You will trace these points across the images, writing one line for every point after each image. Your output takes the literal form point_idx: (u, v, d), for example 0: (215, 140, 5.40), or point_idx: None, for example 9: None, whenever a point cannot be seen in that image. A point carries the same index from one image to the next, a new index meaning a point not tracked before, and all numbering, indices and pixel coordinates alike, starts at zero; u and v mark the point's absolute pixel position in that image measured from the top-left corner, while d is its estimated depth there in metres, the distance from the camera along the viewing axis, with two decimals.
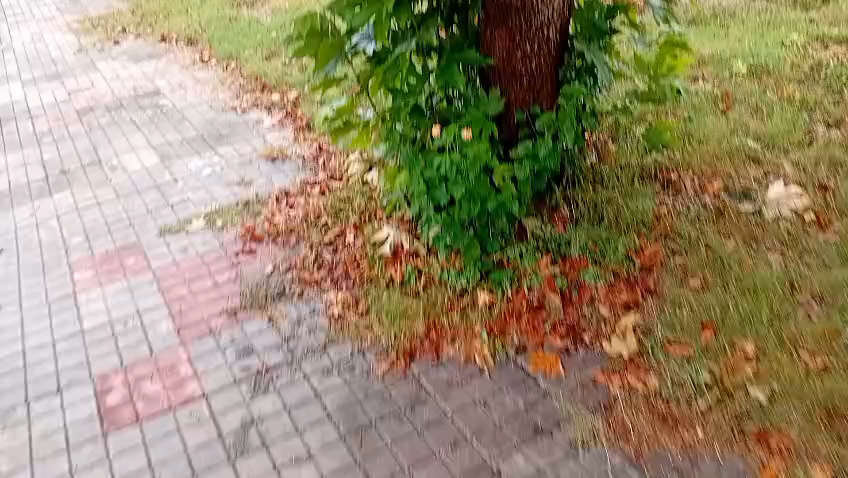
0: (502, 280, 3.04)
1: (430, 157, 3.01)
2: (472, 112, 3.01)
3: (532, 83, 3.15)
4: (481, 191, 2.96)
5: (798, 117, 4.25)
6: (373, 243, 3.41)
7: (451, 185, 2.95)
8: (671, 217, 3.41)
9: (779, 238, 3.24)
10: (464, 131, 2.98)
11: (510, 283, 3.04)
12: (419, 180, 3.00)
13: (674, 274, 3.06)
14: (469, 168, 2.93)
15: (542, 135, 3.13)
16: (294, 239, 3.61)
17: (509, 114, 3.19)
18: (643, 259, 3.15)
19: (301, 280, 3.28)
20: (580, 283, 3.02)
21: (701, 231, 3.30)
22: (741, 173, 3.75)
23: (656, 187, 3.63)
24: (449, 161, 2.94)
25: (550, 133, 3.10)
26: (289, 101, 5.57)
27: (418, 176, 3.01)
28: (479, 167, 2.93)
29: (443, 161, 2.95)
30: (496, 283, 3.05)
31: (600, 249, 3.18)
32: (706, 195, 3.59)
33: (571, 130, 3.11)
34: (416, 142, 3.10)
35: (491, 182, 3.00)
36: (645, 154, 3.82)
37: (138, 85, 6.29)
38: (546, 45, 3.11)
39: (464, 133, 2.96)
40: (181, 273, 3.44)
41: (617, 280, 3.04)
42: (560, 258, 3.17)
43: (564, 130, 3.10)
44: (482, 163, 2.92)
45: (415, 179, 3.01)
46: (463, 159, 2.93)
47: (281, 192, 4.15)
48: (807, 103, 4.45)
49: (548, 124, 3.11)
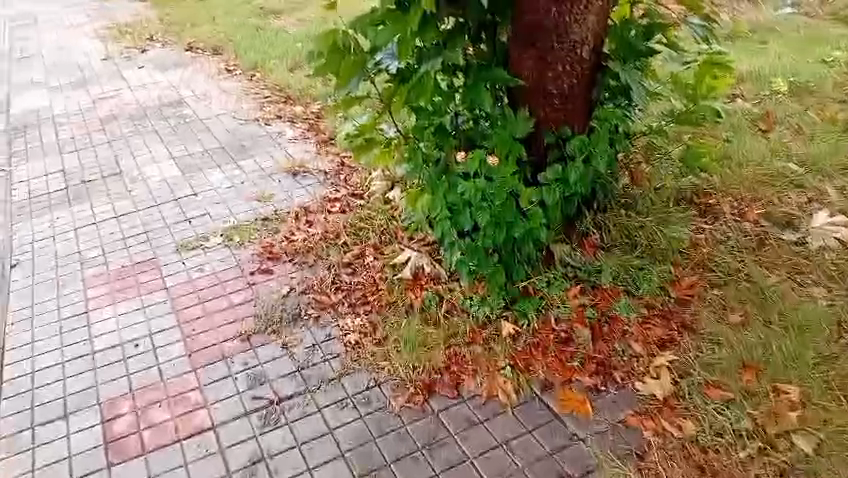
0: (528, 310, 2.90)
1: (455, 180, 2.90)
2: (500, 135, 2.87)
3: (564, 105, 3.02)
4: (505, 217, 2.85)
5: (842, 140, 4.06)
6: (393, 266, 3.29)
7: (474, 210, 2.85)
8: (709, 246, 3.25)
9: (825, 271, 3.05)
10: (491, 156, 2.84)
11: (536, 313, 2.89)
12: (441, 202, 2.93)
13: (712, 308, 2.89)
14: (494, 194, 2.82)
15: (573, 158, 3.00)
16: (312, 260, 3.50)
17: (539, 137, 3.05)
18: (677, 290, 3.00)
19: (317, 304, 3.16)
20: (611, 314, 2.87)
21: (742, 262, 3.13)
22: (782, 199, 3.57)
23: (694, 213, 3.47)
24: (474, 186, 2.82)
25: (580, 156, 3.00)
26: (313, 114, 5.50)
27: (439, 199, 2.93)
28: (505, 193, 2.82)
29: (467, 186, 2.83)
30: (521, 313, 2.90)
31: (632, 279, 3.03)
32: (745, 222, 3.42)
33: (604, 152, 3.02)
34: (438, 163, 3.01)
35: (517, 207, 2.88)
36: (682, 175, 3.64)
37: (163, 94, 6.26)
38: (579, 65, 2.98)
39: (492, 159, 2.81)
40: (195, 292, 3.36)
41: (650, 313, 2.89)
42: (592, 288, 3.02)
43: (599, 150, 3.02)
44: (506, 188, 2.82)
45: (437, 202, 2.94)
46: (488, 184, 2.82)
47: (301, 209, 4.05)
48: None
49: (579, 147, 3.00)
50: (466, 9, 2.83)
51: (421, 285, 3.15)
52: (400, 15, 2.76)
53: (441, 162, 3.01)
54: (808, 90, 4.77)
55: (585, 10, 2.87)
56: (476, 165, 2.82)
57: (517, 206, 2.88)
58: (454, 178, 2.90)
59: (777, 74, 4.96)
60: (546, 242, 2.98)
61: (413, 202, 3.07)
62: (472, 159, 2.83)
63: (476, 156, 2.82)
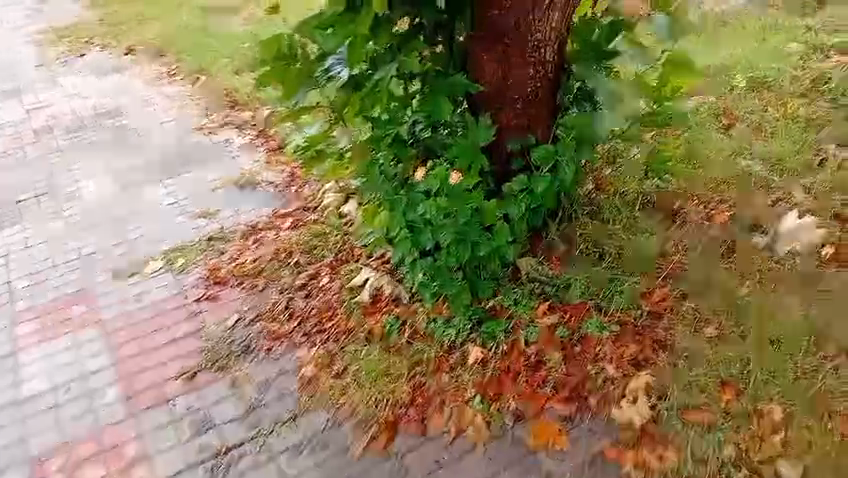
0: (496, 333, 2.71)
1: (415, 195, 2.71)
2: (461, 147, 2.69)
3: (527, 109, 2.89)
4: (469, 234, 2.69)
5: (806, 137, 3.97)
6: (349, 288, 3.08)
7: (437, 226, 2.69)
8: (678, 253, 3.12)
9: (797, 277, 2.95)
10: (454, 172, 2.67)
11: (504, 336, 2.70)
12: (399, 217, 2.77)
13: (688, 324, 2.72)
14: (456, 211, 2.65)
15: (538, 169, 2.85)
16: (262, 283, 3.27)
17: (502, 142, 2.93)
18: (649, 302, 2.84)
19: (269, 333, 2.94)
20: (583, 333, 2.69)
21: (712, 270, 3.01)
22: (749, 201, 3.47)
23: (662, 218, 3.34)
24: (434, 202, 2.66)
25: (545, 166, 2.83)
26: (261, 120, 5.21)
27: (398, 214, 2.76)
28: (469, 210, 2.66)
29: (426, 202, 2.68)
30: (489, 336, 2.71)
31: (603, 294, 2.86)
32: (714, 224, 3.31)
33: (569, 164, 2.82)
34: (394, 178, 2.81)
35: (481, 225, 2.71)
36: (645, 178, 3.47)
37: (102, 102, 5.90)
38: (542, 68, 2.84)
39: (454, 175, 2.66)
40: (136, 326, 3.11)
41: (625, 331, 2.71)
42: (560, 304, 2.85)
43: (565, 163, 2.82)
44: (471, 205, 2.66)
45: (395, 217, 2.78)
46: (449, 201, 2.65)
47: (250, 226, 3.80)
48: (814, 120, 4.16)
49: (544, 157, 2.81)
50: (423, 9, 2.62)
51: (380, 309, 2.95)
52: (349, 18, 2.50)
53: (397, 176, 2.81)
54: (770, 83, 4.68)
55: (548, 9, 2.70)
56: (438, 179, 2.66)
57: (479, 223, 2.70)
58: (413, 195, 2.71)
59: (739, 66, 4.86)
60: (512, 257, 2.82)
61: (370, 218, 2.88)
62: (433, 175, 2.66)
63: (437, 170, 2.66)
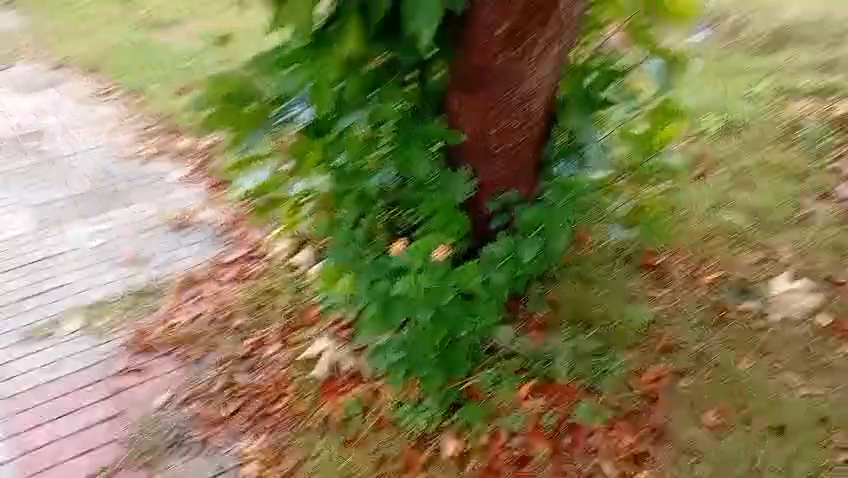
0: (474, 421, 2.39)
1: (386, 261, 2.37)
2: (441, 203, 2.41)
3: (510, 166, 2.57)
4: (449, 313, 2.33)
5: (785, 189, 3.78)
6: (302, 362, 2.68)
7: (413, 306, 2.29)
8: (671, 324, 2.81)
9: (797, 352, 2.70)
10: (439, 249, 2.33)
11: (484, 424, 2.39)
12: (368, 284, 2.36)
13: (683, 405, 2.46)
14: (437, 288, 2.28)
15: (524, 233, 2.52)
16: (199, 353, 2.83)
17: (481, 200, 2.62)
18: (640, 384, 2.53)
19: (202, 420, 2.54)
20: (571, 421, 2.40)
21: (705, 342, 2.72)
22: (736, 262, 3.25)
23: (647, 280, 3.05)
24: (411, 280, 2.26)
25: (531, 233, 2.50)
26: (203, 149, 4.73)
27: (363, 283, 2.37)
28: (452, 287, 2.30)
29: (404, 279, 2.28)
30: (465, 424, 2.39)
31: (592, 374, 2.54)
32: (699, 287, 3.06)
33: (564, 225, 2.51)
34: (359, 238, 2.49)
35: (464, 300, 2.36)
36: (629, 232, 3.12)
37: (23, 122, 5.32)
38: (530, 119, 2.53)
39: (439, 253, 2.32)
40: (46, 405, 2.64)
41: (613, 419, 2.42)
42: (544, 384, 2.52)
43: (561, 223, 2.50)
44: (453, 281, 2.30)
45: (366, 287, 2.36)
46: (428, 280, 2.28)
47: (187, 277, 3.34)
48: (793, 169, 3.96)
49: (534, 221, 2.50)
50: (396, 45, 2.18)
51: (339, 388, 2.56)
52: (315, 55, 2.19)
53: (362, 236, 2.49)
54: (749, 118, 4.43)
55: (543, 56, 2.39)
56: (418, 250, 2.30)
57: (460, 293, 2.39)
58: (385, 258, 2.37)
59: (718, 99, 4.61)
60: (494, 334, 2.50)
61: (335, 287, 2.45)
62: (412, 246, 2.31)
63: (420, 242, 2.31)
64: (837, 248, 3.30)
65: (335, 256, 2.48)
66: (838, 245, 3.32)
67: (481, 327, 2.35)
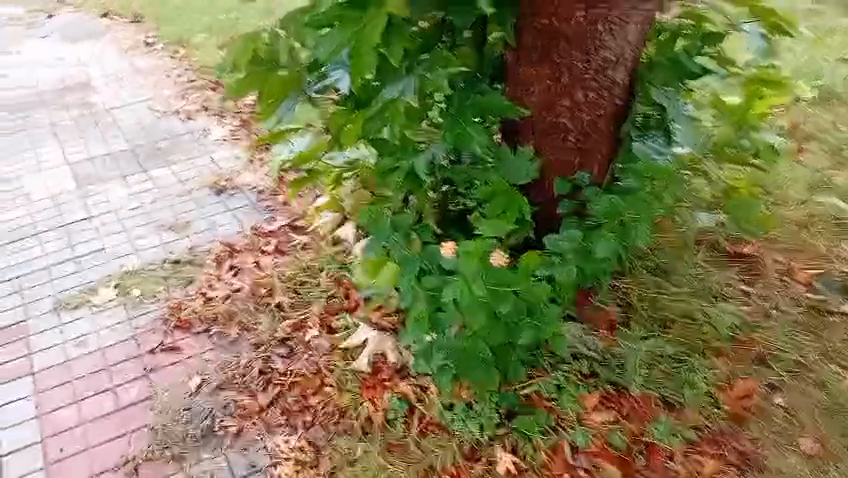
0: (533, 429, 2.12)
1: (434, 252, 2.06)
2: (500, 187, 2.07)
3: (582, 144, 2.23)
4: (507, 319, 2.03)
5: None
6: (345, 351, 2.44)
7: (466, 313, 1.95)
8: (764, 329, 2.48)
9: None
10: (496, 254, 1.98)
11: (543, 435, 2.13)
12: (413, 278, 2.06)
13: (776, 430, 2.16)
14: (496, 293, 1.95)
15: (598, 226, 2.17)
16: (234, 332, 2.60)
17: (545, 182, 2.31)
18: (728, 399, 2.24)
19: (236, 408, 2.28)
20: (645, 442, 2.12)
21: (801, 352, 2.41)
22: (838, 254, 2.85)
23: (735, 271, 2.72)
24: (466, 285, 1.89)
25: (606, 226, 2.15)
26: (246, 106, 4.48)
27: (406, 275, 2.07)
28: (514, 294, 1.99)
29: (454, 284, 1.91)
30: (524, 432, 2.13)
31: (668, 383, 2.28)
32: (794, 284, 2.72)
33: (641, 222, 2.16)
34: (403, 228, 2.14)
35: (524, 303, 2.03)
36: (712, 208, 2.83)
37: (68, 74, 5.14)
38: (609, 91, 2.15)
39: (497, 258, 1.97)
40: (73, 384, 2.44)
41: (700, 437, 2.14)
42: (614, 392, 2.25)
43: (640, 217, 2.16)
44: (514, 286, 1.96)
45: (410, 280, 2.06)
46: (484, 286, 1.91)
47: (225, 246, 3.11)
48: None
49: (607, 213, 2.13)
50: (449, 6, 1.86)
51: (381, 384, 2.31)
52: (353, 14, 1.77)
53: (406, 224, 2.15)
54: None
55: (625, 20, 2.00)
56: (472, 252, 1.90)
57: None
58: (433, 249, 2.07)
59: (811, 65, 4.09)
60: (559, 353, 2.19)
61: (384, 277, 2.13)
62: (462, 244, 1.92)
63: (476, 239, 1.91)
64: None
65: (372, 245, 2.15)
66: None
67: (543, 336, 2.07)
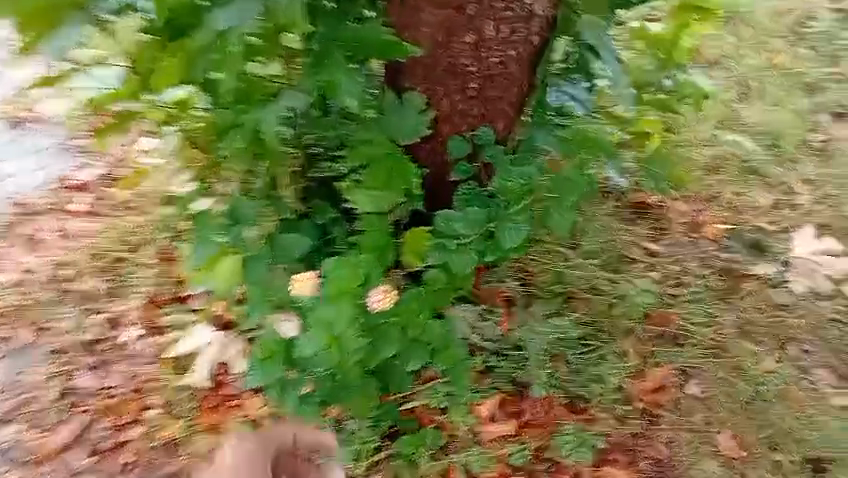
0: (419, 452, 1.76)
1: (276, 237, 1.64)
2: (382, 149, 1.58)
3: (486, 91, 1.78)
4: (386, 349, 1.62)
5: (800, 100, 3.00)
6: (181, 361, 1.90)
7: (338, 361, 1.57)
8: (677, 300, 2.20)
9: (824, 340, 2.13)
10: (376, 294, 1.57)
11: (428, 457, 1.77)
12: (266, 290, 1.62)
13: (691, 428, 1.88)
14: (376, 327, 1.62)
15: (505, 203, 1.72)
16: (25, 336, 1.95)
17: (438, 140, 1.86)
18: (640, 394, 1.94)
19: (23, 452, 1.72)
20: (551, 459, 1.79)
21: (714, 325, 2.14)
22: (747, 204, 2.57)
23: (641, 230, 2.40)
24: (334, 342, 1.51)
25: (517, 202, 1.71)
26: None
27: (253, 280, 1.61)
28: (394, 327, 1.63)
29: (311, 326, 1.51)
30: (407, 457, 1.76)
31: (574, 379, 1.94)
32: (701, 240, 2.42)
33: (567, 203, 1.73)
34: (245, 219, 1.63)
35: (405, 327, 1.66)
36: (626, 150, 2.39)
37: None
38: (525, 26, 1.68)
39: (376, 298, 1.57)
40: None
41: (611, 445, 1.84)
42: (515, 396, 1.91)
43: (562, 193, 1.72)
44: (399, 321, 1.64)
45: (262, 290, 1.62)
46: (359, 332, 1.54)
47: (17, 207, 2.36)
48: (809, 68, 3.14)
49: (522, 188, 1.71)
50: None
51: (225, 404, 1.83)
52: None
53: (246, 217, 1.63)
54: None
55: None
56: (345, 267, 1.54)
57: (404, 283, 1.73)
58: (287, 241, 1.64)
59: None
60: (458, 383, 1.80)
61: (220, 278, 1.59)
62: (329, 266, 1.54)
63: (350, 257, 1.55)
64: None
65: (207, 244, 1.60)
66: None
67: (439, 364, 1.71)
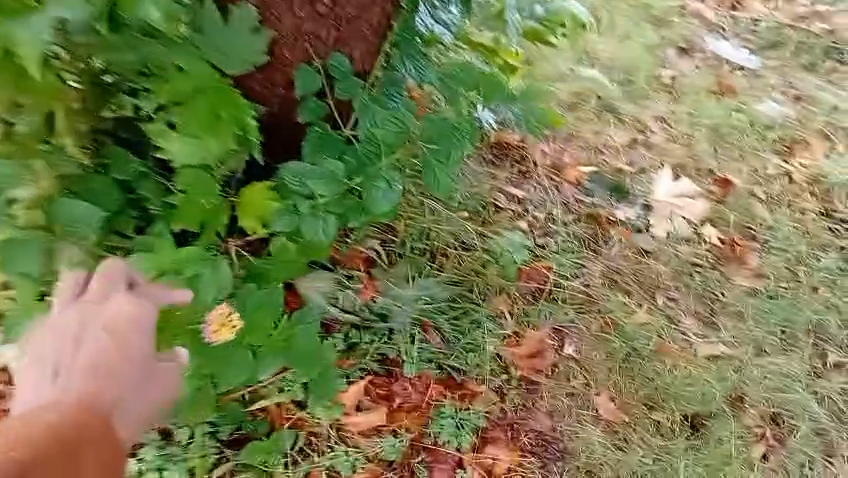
0: (272, 457, 1.49)
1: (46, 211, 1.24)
2: (208, 83, 1.20)
3: (340, 8, 1.44)
4: (231, 373, 1.30)
5: (651, 23, 2.81)
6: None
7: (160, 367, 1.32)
8: (546, 252, 1.99)
9: (689, 285, 2.04)
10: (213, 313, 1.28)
11: (282, 460, 1.50)
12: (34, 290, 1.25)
13: (572, 392, 1.75)
14: (220, 351, 1.29)
15: (372, 159, 1.43)
16: None
17: (279, 74, 1.49)
18: (516, 359, 1.75)
19: None
20: (426, 446, 1.58)
21: (585, 274, 1.98)
22: (603, 142, 2.37)
23: (504, 173, 2.15)
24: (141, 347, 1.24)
25: (388, 156, 1.43)
26: None
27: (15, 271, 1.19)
28: (243, 348, 1.30)
29: None
30: (260, 464, 1.49)
31: (449, 350, 1.71)
32: (564, 183, 2.19)
33: (445, 155, 1.45)
34: None
35: (248, 344, 1.30)
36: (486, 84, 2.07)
37: None
38: None
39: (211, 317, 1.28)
40: None
41: (491, 423, 1.65)
42: (382, 375, 1.65)
43: (441, 144, 1.45)
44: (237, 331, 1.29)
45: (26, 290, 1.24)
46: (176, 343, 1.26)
47: None
48: None
49: (390, 143, 1.42)
50: None
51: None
52: None
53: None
54: None
55: None
56: (186, 269, 1.21)
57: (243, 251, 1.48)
58: (60, 215, 1.23)
59: None
60: (319, 391, 1.44)
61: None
62: (158, 260, 1.21)
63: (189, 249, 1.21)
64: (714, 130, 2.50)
65: None
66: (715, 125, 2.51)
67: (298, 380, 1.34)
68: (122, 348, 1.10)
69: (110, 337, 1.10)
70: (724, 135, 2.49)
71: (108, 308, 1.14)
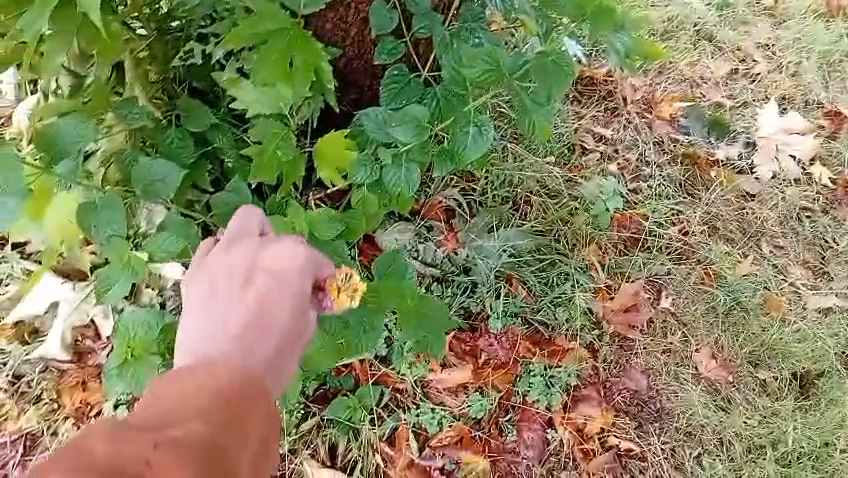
0: (357, 413, 1.46)
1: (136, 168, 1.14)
2: (270, 27, 1.04)
3: None
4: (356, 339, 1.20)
5: None
6: (30, 325, 1.51)
7: None
8: (640, 198, 1.86)
9: (798, 232, 1.88)
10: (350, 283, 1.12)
11: (369, 416, 1.47)
12: (125, 248, 1.11)
13: (668, 350, 1.66)
14: (340, 318, 1.17)
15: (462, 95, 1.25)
16: None
17: (356, 14, 1.37)
18: (606, 313, 1.66)
19: None
20: (516, 405, 1.53)
21: (681, 220, 1.83)
22: (698, 73, 2.14)
23: (591, 111, 1.98)
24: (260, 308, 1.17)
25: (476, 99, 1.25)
26: None
27: (103, 239, 1.10)
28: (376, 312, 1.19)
29: None
30: (344, 418, 1.45)
31: (536, 303, 1.63)
32: (656, 120, 2.02)
33: (544, 97, 1.23)
34: (72, 150, 1.06)
35: (367, 308, 1.17)
36: None
37: None
38: None
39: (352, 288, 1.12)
40: None
41: (584, 382, 1.59)
42: (467, 329, 1.58)
43: (534, 83, 1.21)
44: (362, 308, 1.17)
45: (117, 250, 1.11)
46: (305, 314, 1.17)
47: None
48: None
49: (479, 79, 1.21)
50: None
51: (86, 378, 1.48)
52: None
53: (76, 142, 1.06)
54: None
55: None
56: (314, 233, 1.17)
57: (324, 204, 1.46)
58: (142, 170, 1.14)
59: None
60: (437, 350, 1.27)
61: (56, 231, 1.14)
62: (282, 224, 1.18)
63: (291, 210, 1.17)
64: (824, 54, 2.23)
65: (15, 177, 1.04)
66: (825, 47, 2.23)
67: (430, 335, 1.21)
68: (282, 330, 0.86)
69: (273, 292, 0.87)
70: (835, 63, 2.22)
71: (274, 253, 0.89)
